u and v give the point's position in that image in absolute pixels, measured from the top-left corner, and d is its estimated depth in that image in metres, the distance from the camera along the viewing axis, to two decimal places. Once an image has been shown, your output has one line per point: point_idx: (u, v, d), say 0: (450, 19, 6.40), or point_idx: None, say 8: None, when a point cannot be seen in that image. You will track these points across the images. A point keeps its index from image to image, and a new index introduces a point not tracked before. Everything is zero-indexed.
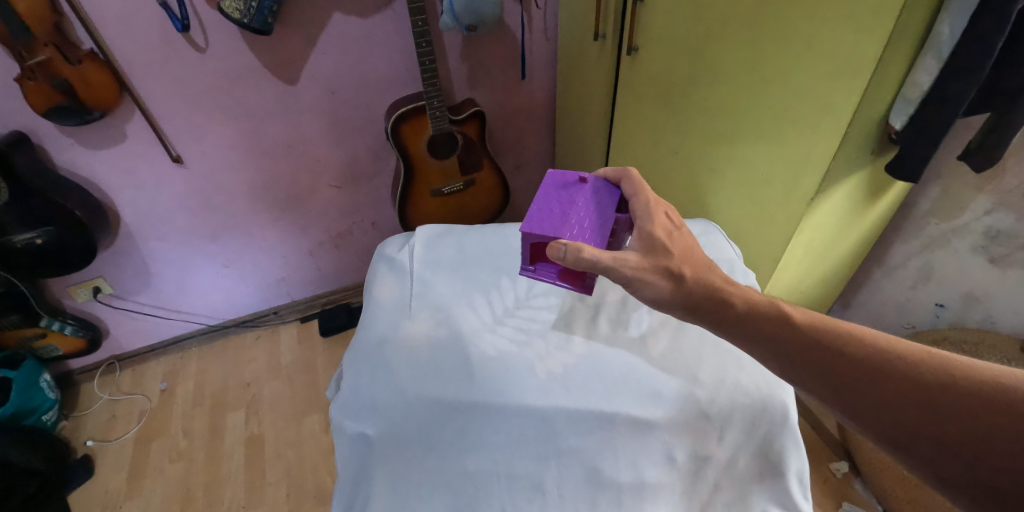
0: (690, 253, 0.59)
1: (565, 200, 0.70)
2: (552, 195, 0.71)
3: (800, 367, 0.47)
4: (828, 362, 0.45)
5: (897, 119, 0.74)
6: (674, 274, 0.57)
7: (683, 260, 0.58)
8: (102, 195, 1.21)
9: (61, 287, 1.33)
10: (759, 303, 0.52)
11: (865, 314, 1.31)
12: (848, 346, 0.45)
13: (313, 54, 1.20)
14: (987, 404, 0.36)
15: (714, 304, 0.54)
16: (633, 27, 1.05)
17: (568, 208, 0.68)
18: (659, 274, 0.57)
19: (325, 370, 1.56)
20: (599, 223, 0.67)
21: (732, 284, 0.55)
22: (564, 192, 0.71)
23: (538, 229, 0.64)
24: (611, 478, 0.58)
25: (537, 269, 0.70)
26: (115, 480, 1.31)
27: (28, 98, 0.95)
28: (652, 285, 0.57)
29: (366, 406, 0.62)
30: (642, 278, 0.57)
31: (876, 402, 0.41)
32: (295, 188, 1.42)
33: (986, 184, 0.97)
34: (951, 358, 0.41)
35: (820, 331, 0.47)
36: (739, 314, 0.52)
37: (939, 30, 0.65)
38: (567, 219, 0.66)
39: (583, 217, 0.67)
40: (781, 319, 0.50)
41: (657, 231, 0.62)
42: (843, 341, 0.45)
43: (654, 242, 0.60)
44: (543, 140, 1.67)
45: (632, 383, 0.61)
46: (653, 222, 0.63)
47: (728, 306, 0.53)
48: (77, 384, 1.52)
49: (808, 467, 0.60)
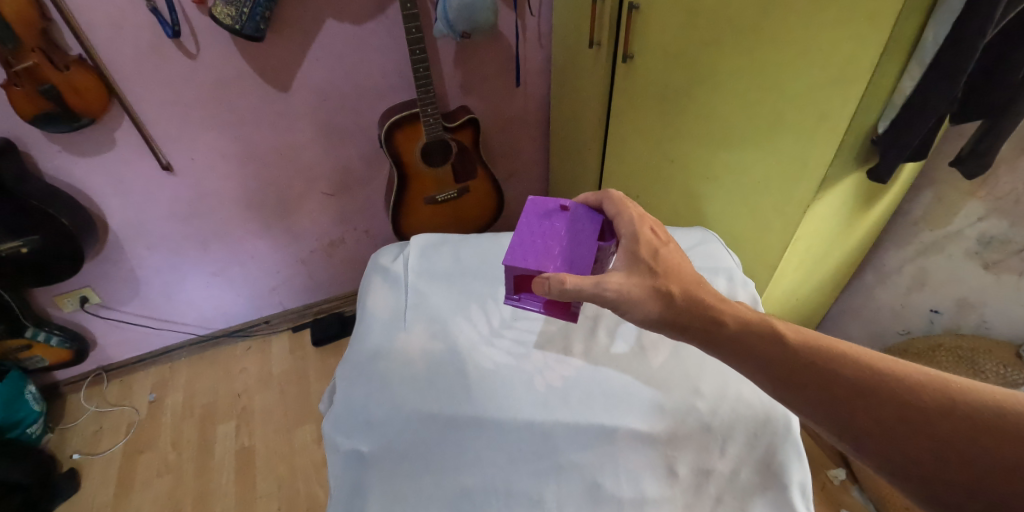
0: (676, 269, 0.58)
1: (547, 230, 0.69)
2: (533, 224, 0.70)
3: (793, 387, 0.45)
4: (825, 382, 0.44)
5: (882, 124, 0.74)
6: (664, 293, 0.56)
7: (669, 277, 0.57)
8: (90, 202, 1.19)
9: (47, 297, 1.30)
10: (750, 319, 0.51)
11: (859, 320, 1.31)
12: (844, 365, 0.44)
13: (305, 60, 1.18)
14: (989, 429, 0.35)
15: (704, 319, 0.53)
16: (629, 34, 1.04)
17: (550, 238, 0.68)
18: (649, 293, 0.56)
19: (317, 380, 1.53)
20: (583, 250, 0.66)
21: (722, 301, 0.54)
22: (545, 220, 0.71)
23: (522, 263, 0.64)
24: (612, 493, 0.55)
25: (521, 298, 0.70)
26: (102, 494, 1.27)
27: (15, 105, 0.93)
28: (642, 306, 0.56)
29: (363, 423, 0.60)
30: (630, 297, 0.57)
31: (873, 425, 0.40)
32: (286, 196, 1.40)
33: (979, 190, 0.97)
34: (946, 380, 0.40)
35: (816, 349, 0.46)
36: (729, 329, 0.51)
37: (923, 37, 0.65)
38: (550, 251, 0.66)
39: (565, 248, 0.67)
40: (774, 335, 0.49)
41: (641, 249, 0.61)
42: (839, 361, 0.44)
43: (638, 262, 0.60)
44: (537, 147, 1.66)
45: (632, 397, 0.61)
46: (637, 239, 0.62)
47: (719, 322, 0.52)
48: (64, 396, 1.49)
49: (810, 479, 0.57)
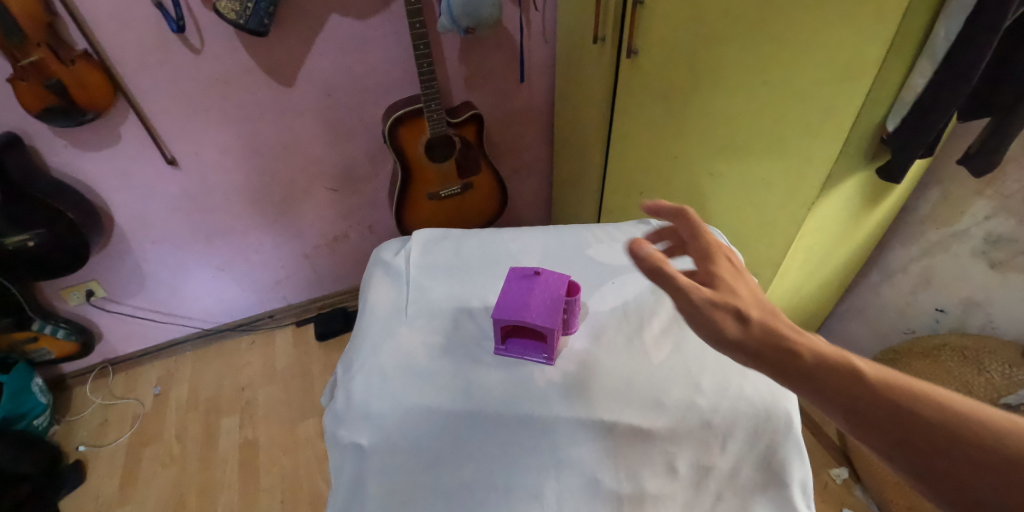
0: (758, 295, 0.44)
1: (524, 294, 0.64)
2: (507, 293, 0.64)
3: (890, 451, 0.32)
4: (938, 452, 0.30)
5: (892, 122, 0.73)
6: (740, 314, 0.41)
7: (750, 300, 0.43)
8: (96, 197, 1.20)
9: (53, 290, 1.31)
10: (831, 356, 0.37)
11: (864, 317, 1.31)
12: (925, 408, 0.32)
13: (310, 56, 1.19)
14: None
15: (776, 356, 0.38)
16: (633, 29, 1.03)
17: (528, 298, 0.63)
18: (727, 313, 0.41)
19: (320, 374, 1.54)
20: (558, 306, 0.62)
21: (802, 331, 0.39)
22: (521, 285, 0.65)
23: (505, 314, 0.60)
24: (612, 489, 0.54)
25: (509, 348, 0.65)
26: (107, 486, 1.29)
27: (20, 98, 0.93)
28: (714, 326, 0.41)
29: (363, 416, 0.59)
30: (707, 316, 0.42)
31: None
32: (290, 191, 1.41)
33: (986, 188, 0.96)
34: None
35: (905, 393, 0.33)
36: (808, 367, 0.36)
37: (934, 34, 0.64)
38: (529, 308, 0.61)
39: (543, 303, 0.62)
40: (859, 378, 0.35)
41: (718, 268, 0.47)
42: (952, 415, 0.31)
43: (715, 278, 0.45)
44: (541, 143, 1.66)
45: (634, 392, 0.60)
46: (715, 259, 0.48)
47: (793, 359, 0.37)
48: (70, 388, 1.51)
49: (811, 477, 0.57)
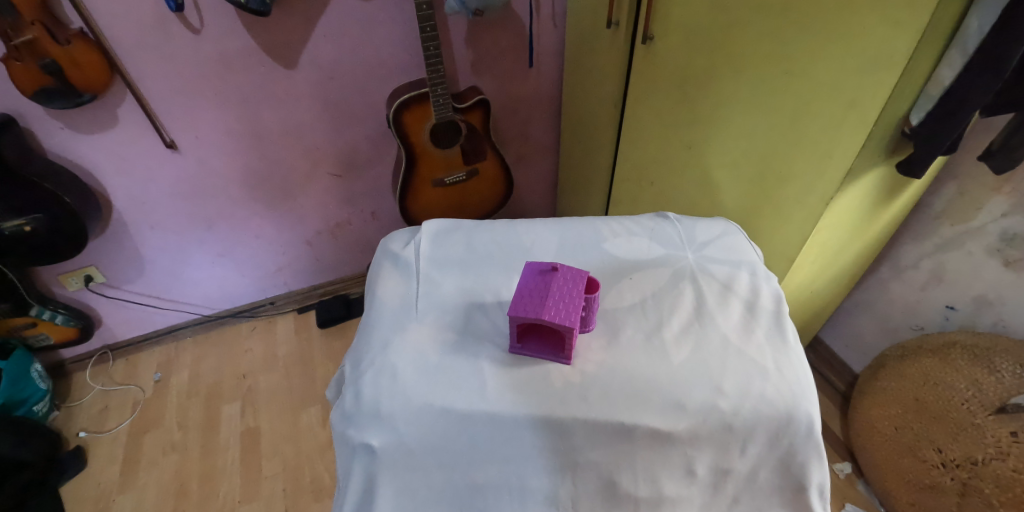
0: None
1: (542, 289, 0.61)
2: (523, 289, 0.62)
3: None
4: None
5: (915, 115, 0.70)
6: None
7: None
8: (93, 181, 1.17)
9: (51, 275, 1.29)
10: None
11: (874, 312, 1.29)
12: None
13: (313, 38, 1.15)
14: None
15: None
16: (650, 14, 0.99)
17: (546, 294, 0.60)
18: None
19: (322, 362, 1.53)
20: (575, 303, 0.59)
21: None
22: (539, 281, 0.62)
23: (522, 311, 0.58)
24: (628, 491, 0.56)
25: (525, 347, 0.62)
26: (108, 472, 1.28)
27: (14, 79, 0.90)
28: None
29: (372, 415, 0.57)
30: None
31: None
32: (292, 177, 1.38)
33: (1004, 185, 0.94)
34: None
35: None
36: None
37: (966, 24, 0.60)
38: (548, 305, 0.58)
39: (559, 300, 0.59)
40: None
41: None
42: None
43: None
44: (548, 130, 1.62)
45: (654, 392, 0.57)
46: None
47: None
48: (70, 373, 1.50)
49: (828, 480, 0.58)
